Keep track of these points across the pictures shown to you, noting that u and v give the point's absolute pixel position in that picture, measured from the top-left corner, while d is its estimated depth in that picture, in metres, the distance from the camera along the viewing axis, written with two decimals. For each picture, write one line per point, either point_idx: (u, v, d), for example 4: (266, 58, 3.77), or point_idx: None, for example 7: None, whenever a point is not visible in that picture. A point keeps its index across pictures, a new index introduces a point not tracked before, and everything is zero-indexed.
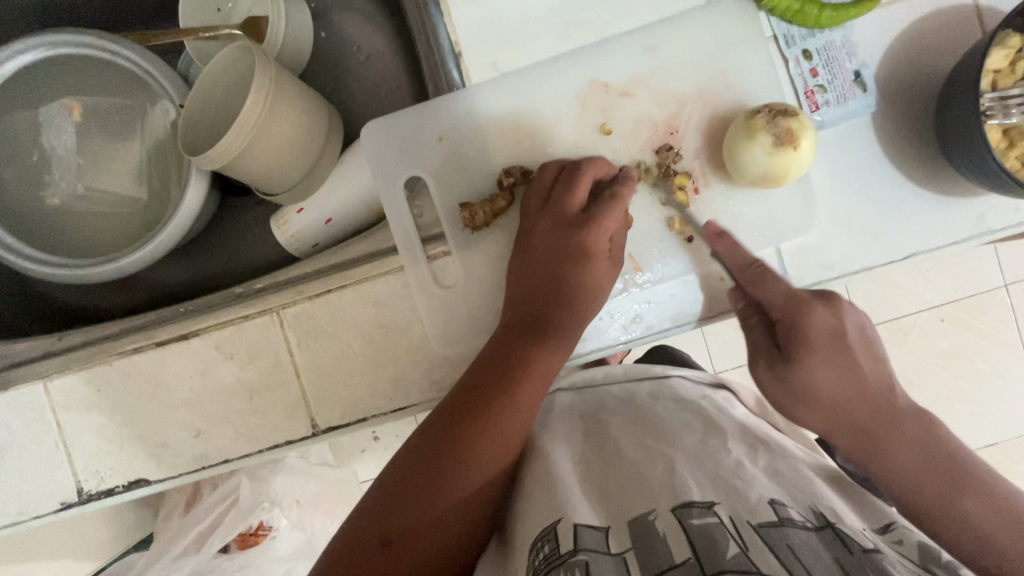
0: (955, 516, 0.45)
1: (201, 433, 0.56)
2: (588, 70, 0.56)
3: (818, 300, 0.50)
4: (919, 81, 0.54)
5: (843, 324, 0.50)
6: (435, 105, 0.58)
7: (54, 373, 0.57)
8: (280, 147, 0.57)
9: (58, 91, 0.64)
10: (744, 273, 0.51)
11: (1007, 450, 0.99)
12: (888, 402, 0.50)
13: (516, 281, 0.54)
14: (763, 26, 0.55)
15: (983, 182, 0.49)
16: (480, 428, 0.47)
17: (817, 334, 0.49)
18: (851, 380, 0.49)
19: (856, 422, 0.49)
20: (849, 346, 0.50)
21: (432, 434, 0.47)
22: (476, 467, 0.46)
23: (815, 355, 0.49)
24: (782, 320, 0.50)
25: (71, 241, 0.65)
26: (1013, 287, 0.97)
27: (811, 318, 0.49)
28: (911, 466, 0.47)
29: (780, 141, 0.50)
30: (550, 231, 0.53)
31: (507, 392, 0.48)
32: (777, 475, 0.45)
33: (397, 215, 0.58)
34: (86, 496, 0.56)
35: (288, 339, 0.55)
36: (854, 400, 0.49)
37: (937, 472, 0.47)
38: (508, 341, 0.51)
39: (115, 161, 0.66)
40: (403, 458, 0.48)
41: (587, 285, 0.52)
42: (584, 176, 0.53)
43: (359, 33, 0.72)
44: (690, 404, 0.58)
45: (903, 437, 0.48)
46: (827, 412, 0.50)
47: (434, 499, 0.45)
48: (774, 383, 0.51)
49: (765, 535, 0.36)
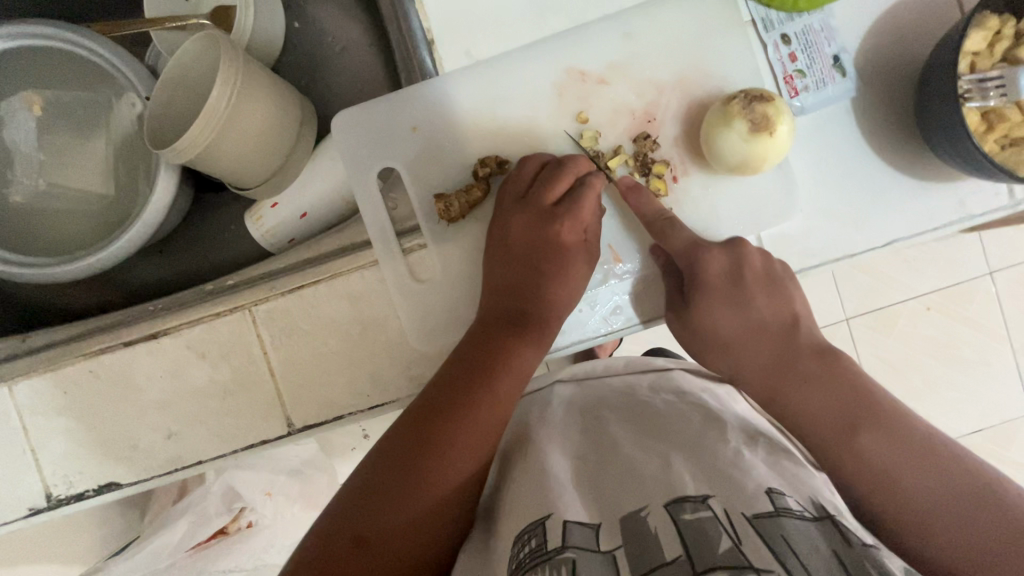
0: (853, 452, 0.43)
1: (173, 435, 0.55)
2: (563, 57, 0.54)
3: (716, 246, 0.52)
4: (898, 65, 0.53)
5: (742, 268, 0.51)
6: (407, 95, 0.56)
7: (19, 375, 0.55)
8: (249, 141, 0.55)
9: (18, 85, 0.61)
10: (653, 224, 0.52)
11: (993, 437, 0.99)
12: (788, 340, 0.50)
13: (492, 274, 0.53)
14: (741, 11, 0.54)
15: (963, 166, 0.49)
16: (456, 421, 0.46)
17: (713, 278, 0.51)
18: (747, 322, 0.51)
19: (754, 362, 0.50)
20: (747, 287, 0.51)
21: (408, 430, 0.46)
22: (451, 461, 0.45)
23: (709, 297, 0.51)
24: (682, 267, 0.52)
25: (36, 240, 0.63)
26: (998, 274, 0.97)
27: (705, 261, 0.51)
28: (807, 399, 0.46)
29: (756, 127, 0.49)
30: (526, 223, 0.53)
31: (486, 386, 0.48)
32: (776, 466, 0.44)
33: (373, 209, 0.56)
34: (56, 501, 0.55)
35: (262, 336, 0.54)
36: (751, 341, 0.50)
37: (831, 406, 0.46)
38: (484, 334, 0.50)
39: (80, 157, 0.64)
40: (376, 455, 0.46)
41: (566, 280, 0.52)
42: (568, 170, 0.53)
43: (334, 24, 0.70)
44: (689, 397, 0.57)
45: (799, 371, 0.48)
46: (728, 355, 0.51)
47: (411, 495, 0.44)
48: (677, 328, 0.53)
49: (760, 529, 0.36)
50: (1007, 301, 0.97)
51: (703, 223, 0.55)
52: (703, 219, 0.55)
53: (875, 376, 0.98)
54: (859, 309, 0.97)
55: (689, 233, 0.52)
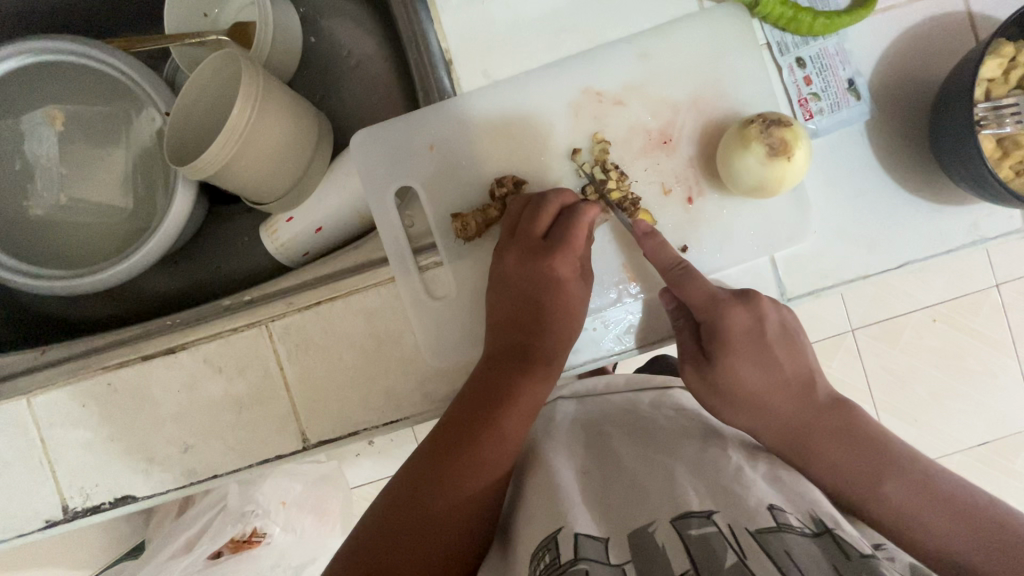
0: (879, 499, 0.46)
1: (190, 448, 0.55)
2: (580, 78, 0.55)
3: (735, 300, 0.51)
4: (912, 88, 0.54)
5: (762, 322, 0.51)
6: (425, 114, 0.57)
7: (38, 388, 0.55)
8: (268, 158, 0.56)
9: (39, 100, 0.62)
10: (669, 273, 0.52)
11: (1000, 449, 0.99)
12: (808, 396, 0.51)
13: (494, 311, 0.53)
14: (757, 33, 0.55)
15: (977, 191, 0.49)
16: (457, 464, 0.46)
17: (736, 334, 0.51)
18: (772, 380, 0.51)
19: (779, 419, 0.50)
20: (766, 342, 0.51)
21: (411, 475, 0.47)
22: (456, 500, 0.45)
23: (731, 354, 0.51)
24: (704, 321, 0.51)
25: (54, 253, 0.63)
26: (1005, 286, 0.97)
27: (729, 317, 0.51)
28: (831, 455, 0.48)
29: (774, 151, 0.49)
30: (520, 256, 0.53)
31: (476, 431, 0.47)
32: (776, 482, 0.45)
33: (389, 224, 0.57)
34: (72, 513, 0.55)
35: (278, 351, 0.54)
36: (772, 396, 0.51)
37: (855, 459, 0.48)
38: (486, 374, 0.50)
39: (100, 171, 0.65)
40: (380, 506, 0.46)
41: (567, 311, 0.52)
42: (553, 200, 0.52)
43: (349, 39, 0.71)
44: (688, 413, 0.57)
45: (822, 429, 0.50)
46: (752, 412, 0.51)
47: (403, 546, 0.44)
48: (698, 381, 0.52)
49: (764, 542, 0.36)
50: (1015, 313, 0.97)
51: (717, 242, 0.55)
52: (717, 238, 0.55)
53: (883, 387, 0.98)
54: (866, 320, 0.97)
55: (710, 286, 0.51)
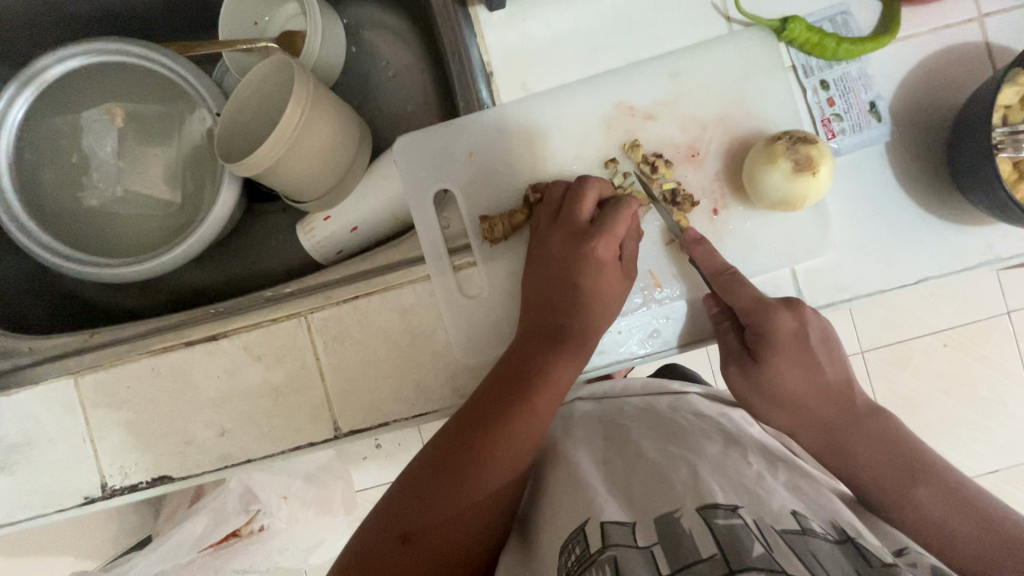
0: (909, 505, 0.48)
1: (226, 432, 0.58)
2: (615, 92, 0.58)
3: (782, 306, 0.52)
4: (931, 113, 0.56)
5: (807, 328, 0.52)
6: (464, 123, 0.60)
7: (87, 368, 0.58)
8: (313, 158, 0.59)
9: (102, 97, 0.66)
10: (718, 278, 0.53)
11: (1008, 478, 1.00)
12: (847, 401, 0.52)
13: (532, 289, 0.55)
14: (783, 56, 0.58)
15: (994, 212, 0.51)
16: (494, 432, 0.48)
17: (781, 337, 0.52)
18: (814, 381, 0.52)
19: (820, 420, 0.52)
20: (811, 348, 0.52)
21: (449, 440, 0.49)
22: (494, 472, 0.47)
23: (778, 356, 0.52)
24: (749, 323, 0.52)
25: (104, 242, 0.67)
26: (1016, 314, 0.98)
27: (775, 321, 0.52)
28: (867, 455, 0.50)
29: (800, 167, 0.52)
30: (563, 240, 0.55)
31: (513, 401, 0.49)
32: (797, 491, 0.47)
33: (425, 224, 0.60)
34: (110, 491, 0.57)
35: (315, 342, 0.57)
36: (815, 398, 0.52)
37: (890, 464, 0.50)
38: (524, 350, 0.52)
39: (151, 167, 0.68)
40: (421, 465, 0.49)
41: (602, 293, 0.54)
42: (592, 187, 0.55)
43: (388, 50, 0.75)
44: (707, 419, 0.58)
45: (862, 432, 0.51)
46: (794, 414, 0.52)
47: (441, 504, 0.46)
48: (741, 382, 0.54)
49: (789, 542, 0.38)
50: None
51: (738, 251, 0.57)
52: (738, 247, 0.57)
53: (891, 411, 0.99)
54: (876, 343, 0.98)
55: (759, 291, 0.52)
